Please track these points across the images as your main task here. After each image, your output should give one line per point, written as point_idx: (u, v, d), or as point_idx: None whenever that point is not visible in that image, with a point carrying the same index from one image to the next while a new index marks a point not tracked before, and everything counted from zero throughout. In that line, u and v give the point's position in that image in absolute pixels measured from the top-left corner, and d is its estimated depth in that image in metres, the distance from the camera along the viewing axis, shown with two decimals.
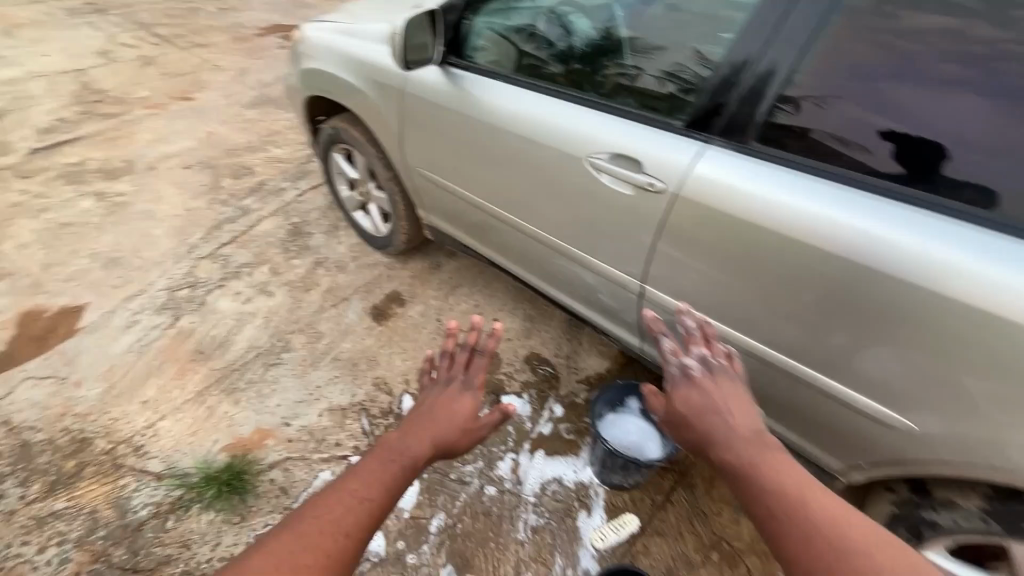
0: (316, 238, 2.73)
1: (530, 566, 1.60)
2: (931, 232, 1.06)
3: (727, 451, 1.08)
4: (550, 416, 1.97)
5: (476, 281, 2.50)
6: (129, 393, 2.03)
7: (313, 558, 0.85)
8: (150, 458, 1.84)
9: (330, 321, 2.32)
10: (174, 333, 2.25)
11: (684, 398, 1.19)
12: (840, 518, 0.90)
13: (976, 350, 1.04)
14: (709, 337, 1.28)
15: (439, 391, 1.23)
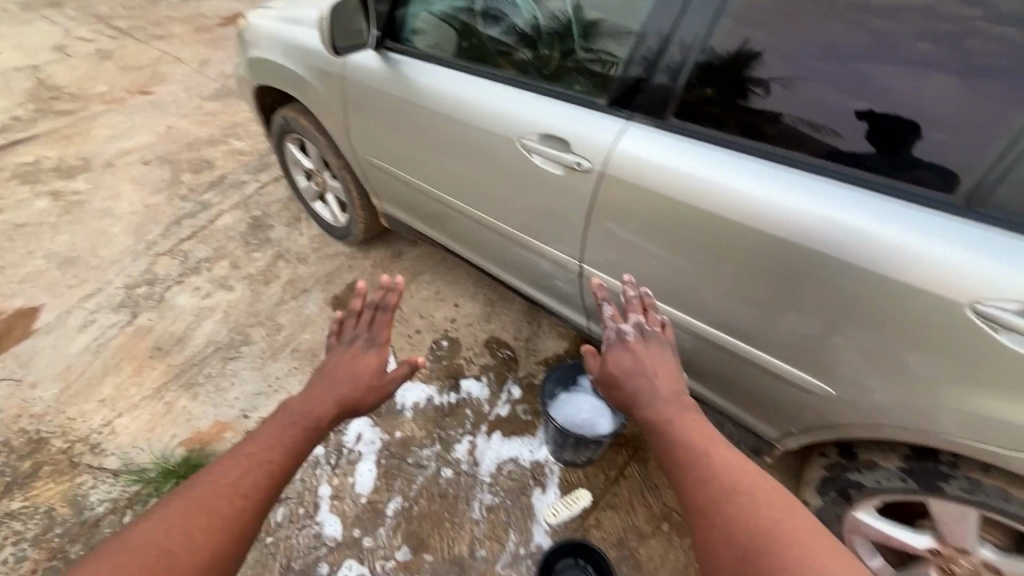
0: (277, 230, 2.72)
1: (485, 544, 1.63)
2: (853, 205, 1.08)
3: (649, 410, 1.11)
4: (508, 398, 1.99)
5: (437, 268, 2.49)
6: (86, 392, 2.02)
7: (208, 521, 0.88)
8: (107, 455, 1.84)
9: (291, 313, 2.32)
10: (132, 331, 2.24)
11: (616, 358, 1.20)
12: (734, 466, 0.95)
13: (897, 317, 1.08)
14: (647, 306, 1.29)
15: (342, 352, 1.28)
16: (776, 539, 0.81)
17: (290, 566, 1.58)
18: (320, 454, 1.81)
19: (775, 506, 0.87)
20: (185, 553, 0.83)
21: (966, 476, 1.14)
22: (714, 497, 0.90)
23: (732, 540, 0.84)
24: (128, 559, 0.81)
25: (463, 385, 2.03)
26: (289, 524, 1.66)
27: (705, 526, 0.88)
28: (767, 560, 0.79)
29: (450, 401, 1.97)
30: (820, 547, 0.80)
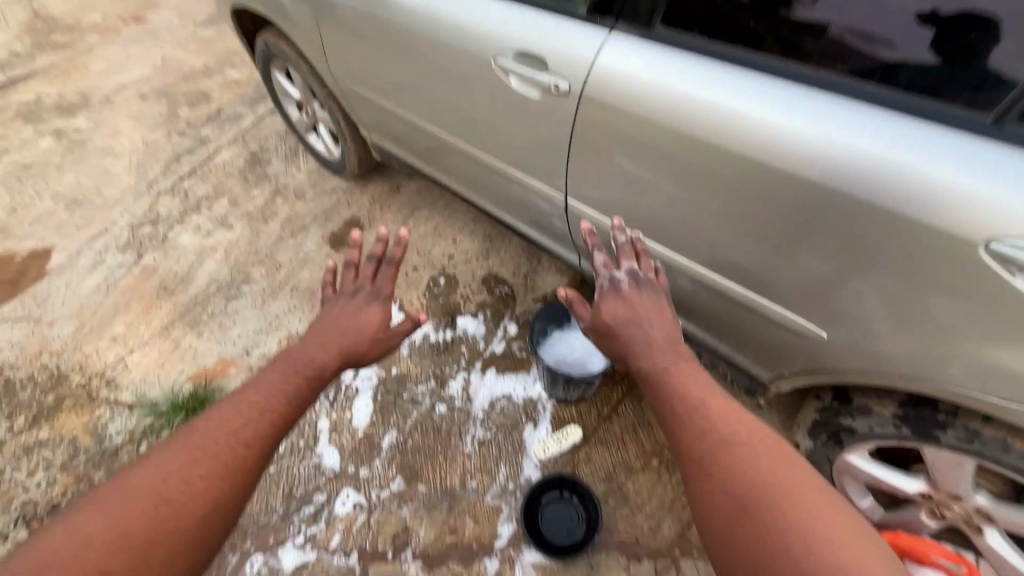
0: (275, 166, 2.65)
1: (476, 476, 1.67)
2: (872, 127, 0.94)
3: (642, 359, 1.00)
4: (504, 335, 1.97)
5: (436, 202, 2.40)
6: (99, 330, 2.11)
7: (207, 469, 0.86)
8: (121, 389, 1.95)
9: (289, 251, 2.31)
10: (139, 271, 2.28)
11: (608, 309, 1.08)
12: (733, 416, 0.85)
13: (912, 256, 0.96)
14: (639, 251, 1.15)
15: (344, 303, 1.24)
16: (777, 497, 0.73)
17: (291, 493, 1.67)
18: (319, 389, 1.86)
19: (780, 461, 0.78)
20: (183, 500, 0.82)
21: (965, 425, 1.08)
22: (710, 447, 0.81)
23: (732, 496, 0.76)
24: (127, 503, 0.80)
25: (459, 323, 2.01)
26: (291, 455, 1.73)
27: (704, 479, 0.79)
28: (768, 517, 0.72)
29: (446, 338, 1.97)
30: (826, 507, 0.72)
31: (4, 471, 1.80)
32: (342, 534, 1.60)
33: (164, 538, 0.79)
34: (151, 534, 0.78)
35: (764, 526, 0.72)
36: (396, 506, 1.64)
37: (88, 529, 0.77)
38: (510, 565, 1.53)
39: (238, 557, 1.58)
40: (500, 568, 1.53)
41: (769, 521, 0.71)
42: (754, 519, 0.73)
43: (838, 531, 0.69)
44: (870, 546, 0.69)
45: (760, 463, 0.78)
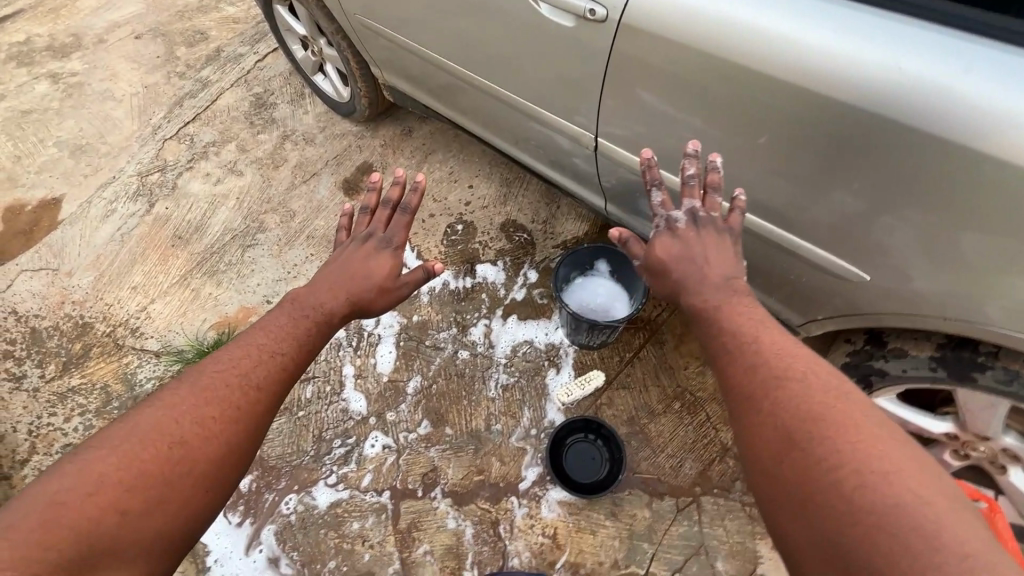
0: (282, 109, 2.55)
1: (500, 419, 1.71)
2: (940, 51, 0.88)
3: (694, 296, 1.00)
4: (524, 282, 1.95)
5: (451, 146, 2.33)
6: (119, 279, 2.11)
7: (220, 410, 0.88)
8: (146, 337, 1.97)
9: (302, 199, 2.26)
10: (152, 219, 2.25)
11: (661, 246, 1.09)
12: (788, 352, 0.84)
13: (973, 192, 0.91)
14: (709, 185, 1.11)
15: (355, 249, 1.23)
16: (829, 428, 0.71)
17: (321, 436, 1.72)
18: (342, 336, 1.87)
19: (835, 395, 0.75)
20: (196, 441, 0.83)
21: (1005, 367, 1.08)
22: (760, 380, 0.80)
23: (779, 426, 0.75)
24: (141, 442, 0.80)
25: (478, 271, 1.98)
26: (318, 400, 1.77)
27: (752, 411, 0.79)
28: (817, 446, 0.70)
29: (466, 285, 1.95)
30: (882, 440, 0.69)
31: (41, 416, 1.86)
32: (373, 473, 1.66)
33: (180, 477, 0.80)
34: (167, 474, 0.79)
35: (814, 458, 0.69)
36: (424, 448, 1.68)
37: (102, 469, 0.76)
38: (536, 502, 1.59)
39: (274, 497, 1.64)
40: (527, 505, 1.59)
41: (819, 451, 0.69)
42: (801, 448, 0.71)
43: (894, 461, 0.66)
44: (934, 482, 0.64)
45: (814, 396, 0.75)
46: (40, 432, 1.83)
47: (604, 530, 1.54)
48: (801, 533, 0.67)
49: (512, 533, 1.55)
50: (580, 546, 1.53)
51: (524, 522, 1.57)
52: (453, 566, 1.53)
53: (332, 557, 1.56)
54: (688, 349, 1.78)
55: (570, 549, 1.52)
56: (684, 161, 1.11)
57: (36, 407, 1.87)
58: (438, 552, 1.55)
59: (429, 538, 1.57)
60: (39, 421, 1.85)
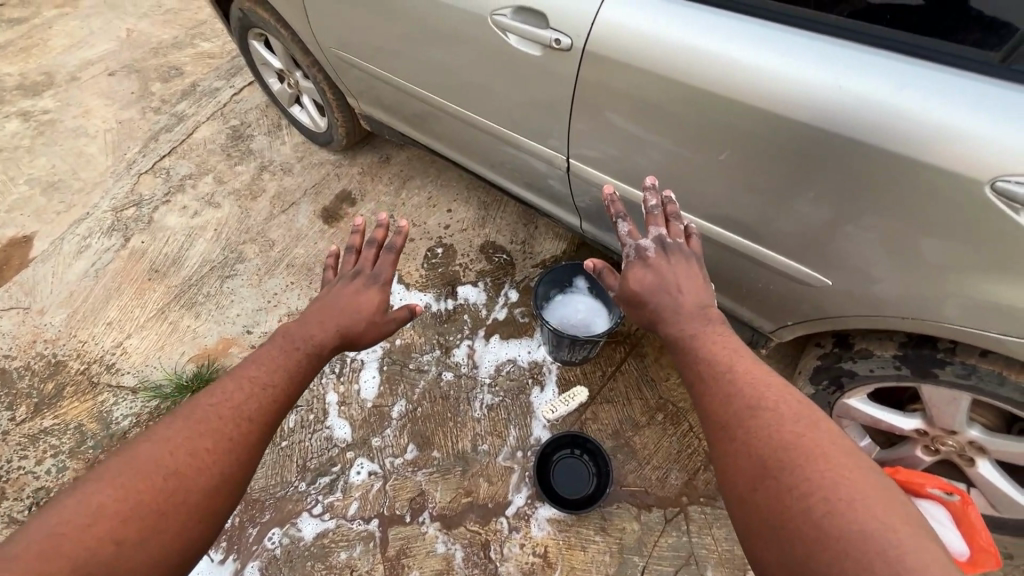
0: (261, 141, 2.58)
1: (486, 439, 1.71)
2: (881, 72, 0.95)
3: (670, 326, 1.02)
4: (505, 302, 1.98)
5: (428, 172, 2.37)
6: (94, 315, 2.07)
7: (215, 442, 0.87)
8: (123, 373, 1.93)
9: (281, 228, 2.26)
10: (130, 254, 2.23)
11: (635, 277, 1.09)
12: (763, 380, 0.86)
13: (923, 202, 0.98)
14: (669, 214, 1.15)
15: (344, 285, 1.24)
16: (800, 458, 0.73)
17: (306, 464, 1.69)
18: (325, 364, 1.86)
19: (808, 424, 0.78)
20: (191, 472, 0.83)
21: (963, 362, 1.14)
22: (735, 410, 0.83)
23: (751, 453, 0.77)
24: (137, 474, 0.80)
25: (459, 293, 2.01)
26: (301, 429, 1.75)
27: (726, 437, 0.81)
28: (788, 475, 0.72)
29: (447, 308, 1.97)
30: (851, 469, 0.71)
31: (11, 460, 1.79)
32: (360, 501, 1.63)
33: (174, 507, 0.79)
34: (161, 504, 0.78)
35: (787, 487, 0.71)
36: (411, 472, 1.67)
37: (99, 500, 0.76)
38: (526, 522, 1.58)
39: (258, 533, 1.60)
40: (517, 525, 1.58)
41: (792, 481, 0.71)
42: (774, 477, 0.73)
43: (861, 491, 0.68)
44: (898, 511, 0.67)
45: (786, 426, 0.78)
46: (10, 477, 1.77)
47: (595, 546, 1.54)
48: (774, 558, 0.70)
49: (503, 555, 1.54)
50: (571, 564, 1.52)
51: (514, 544, 1.56)
52: None
53: None
54: (668, 360, 1.81)
55: (562, 569, 1.52)
56: (644, 194, 1.16)
57: (6, 451, 1.81)
58: None
59: (418, 564, 1.54)
60: (9, 465, 1.78)
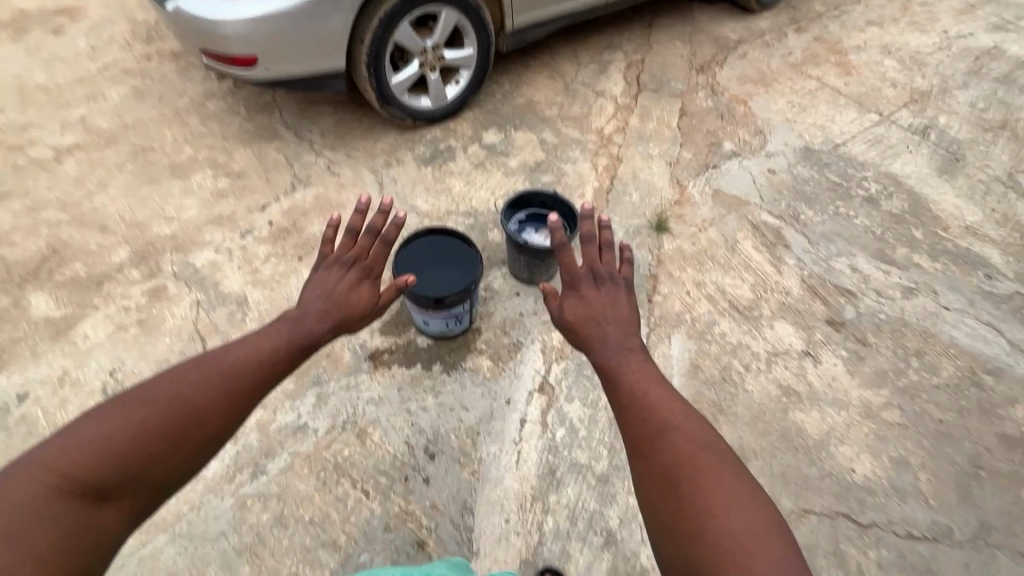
0: (263, 94, 2.48)
1: (467, 412, 1.66)
2: None
3: (601, 358, 1.11)
4: (497, 279, 1.95)
5: (433, 147, 2.36)
6: (71, 253, 1.99)
7: (223, 395, 0.98)
8: (94, 314, 1.85)
9: (275, 183, 2.20)
10: (116, 197, 2.14)
11: (570, 309, 1.20)
12: (687, 424, 0.96)
13: None
14: (603, 244, 1.24)
15: (336, 272, 1.28)
16: (721, 504, 0.84)
17: (275, 424, 1.61)
18: None
19: (724, 472, 0.89)
20: (202, 417, 0.94)
21: None
22: (674, 450, 0.92)
23: (675, 503, 0.86)
24: (158, 411, 0.90)
25: None
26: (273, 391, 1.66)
27: (654, 482, 0.90)
28: (710, 519, 0.82)
29: None
30: (756, 521, 0.82)
31: None
32: (330, 463, 1.56)
33: (185, 445, 0.90)
34: (173, 441, 0.89)
35: (708, 528, 0.82)
36: (384, 438, 1.60)
37: (123, 428, 0.86)
38: (502, 501, 1.52)
39: (233, 488, 1.51)
40: (492, 503, 1.52)
41: (713, 524, 0.82)
42: (698, 517, 0.83)
43: (764, 547, 0.79)
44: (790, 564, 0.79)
45: (713, 471, 0.88)
46: None
47: (585, 530, 1.49)
48: None
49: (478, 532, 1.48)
50: (561, 546, 1.47)
51: (505, 518, 1.50)
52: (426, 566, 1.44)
53: (289, 559, 1.43)
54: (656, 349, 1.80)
55: (550, 550, 1.46)
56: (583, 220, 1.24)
57: None
58: (413, 550, 1.45)
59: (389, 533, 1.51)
60: None
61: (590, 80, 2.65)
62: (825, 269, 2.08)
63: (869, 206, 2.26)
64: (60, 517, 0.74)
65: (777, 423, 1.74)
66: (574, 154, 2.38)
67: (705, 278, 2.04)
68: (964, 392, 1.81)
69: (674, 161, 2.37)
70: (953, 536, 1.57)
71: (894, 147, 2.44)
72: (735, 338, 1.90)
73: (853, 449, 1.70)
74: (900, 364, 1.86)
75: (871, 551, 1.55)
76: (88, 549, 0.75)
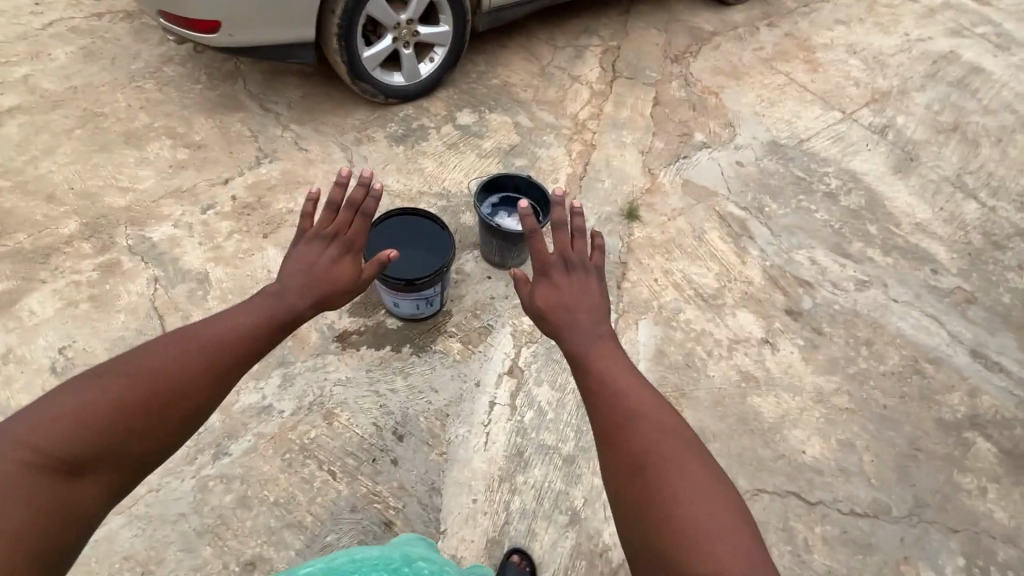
0: (226, 62, 2.37)
1: (437, 393, 1.66)
2: None
3: (572, 344, 1.12)
4: (468, 262, 1.94)
5: (405, 125, 2.31)
6: (14, 222, 1.87)
7: (204, 369, 0.94)
8: (40, 288, 1.75)
9: (238, 155, 2.11)
10: (64, 165, 2.01)
11: (541, 295, 1.20)
12: (658, 413, 0.97)
13: None
14: (576, 231, 1.25)
15: (314, 248, 1.24)
16: (689, 494, 0.84)
17: (240, 406, 1.57)
18: None
19: (691, 462, 0.89)
20: (180, 392, 0.90)
21: None
22: (645, 440, 0.92)
23: (641, 491, 0.87)
24: (137, 384, 0.87)
25: None
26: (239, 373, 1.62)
27: (623, 470, 0.90)
28: (676, 510, 0.83)
29: None
30: (724, 513, 0.83)
31: None
32: (297, 445, 1.54)
33: (167, 419, 0.88)
34: (152, 416, 0.86)
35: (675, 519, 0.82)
36: (352, 419, 1.59)
37: (99, 400, 0.83)
38: (470, 482, 1.54)
39: (194, 470, 1.48)
40: (460, 484, 1.53)
41: (678, 515, 0.82)
42: (665, 507, 0.84)
43: (730, 540, 0.80)
44: (754, 557, 0.79)
45: (682, 461, 0.89)
46: None
47: (551, 509, 1.53)
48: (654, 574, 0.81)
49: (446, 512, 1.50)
50: (527, 525, 1.50)
51: (472, 499, 1.52)
52: None
53: (252, 540, 1.41)
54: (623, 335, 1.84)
55: (516, 529, 1.49)
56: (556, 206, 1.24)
57: None
58: (380, 530, 1.46)
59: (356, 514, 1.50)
60: None
61: (566, 65, 2.64)
62: (786, 260, 2.16)
63: (829, 200, 2.35)
64: (34, 494, 0.72)
65: (736, 407, 1.81)
66: (549, 139, 2.38)
67: (672, 266, 2.09)
68: (907, 379, 1.93)
69: (647, 150, 2.39)
70: (891, 512, 1.69)
71: (854, 144, 2.54)
72: (699, 325, 1.96)
73: (804, 432, 1.79)
74: (850, 352, 1.96)
75: (817, 527, 1.64)
76: (59, 528, 0.73)
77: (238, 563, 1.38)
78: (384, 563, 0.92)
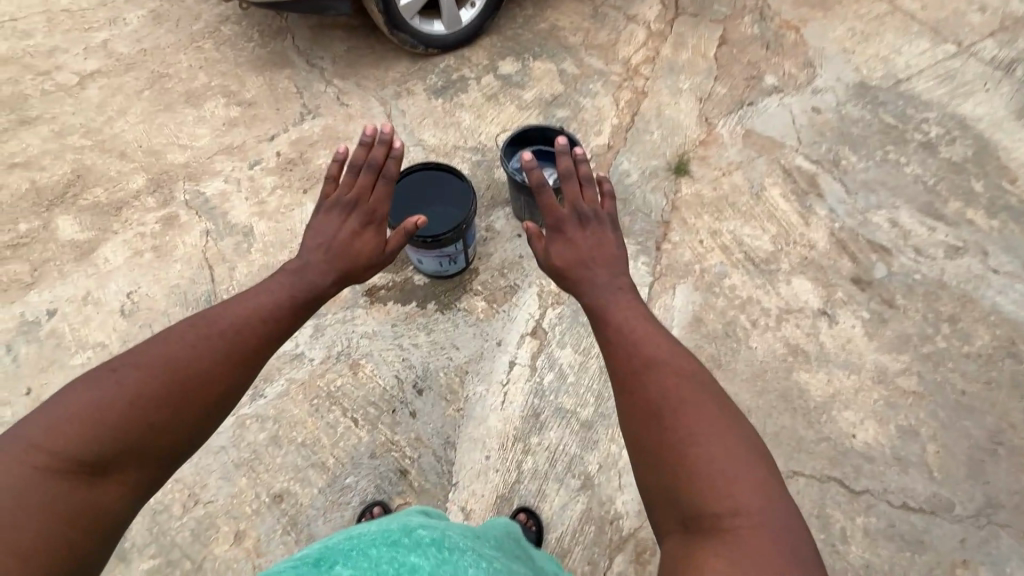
0: (275, 18, 2.40)
1: (457, 351, 1.67)
2: None
3: (589, 297, 1.08)
4: (499, 219, 1.90)
5: (444, 77, 2.24)
6: (94, 177, 2.07)
7: (223, 359, 1.01)
8: (113, 237, 1.94)
9: (283, 112, 2.17)
10: (134, 124, 2.18)
11: (558, 254, 1.16)
12: (674, 356, 0.94)
13: None
14: (582, 178, 1.20)
15: (336, 221, 1.27)
16: (704, 434, 0.82)
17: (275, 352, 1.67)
18: None
19: (709, 405, 0.86)
20: (199, 382, 0.97)
21: None
22: (659, 391, 0.89)
23: (659, 438, 0.84)
24: (152, 380, 0.93)
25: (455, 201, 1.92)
26: None
27: (640, 418, 0.88)
28: (693, 453, 0.80)
29: None
30: (739, 450, 0.81)
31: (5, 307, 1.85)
32: (324, 393, 1.62)
33: (186, 410, 0.95)
34: (171, 409, 0.93)
35: (693, 461, 0.80)
36: (376, 369, 1.65)
37: (112, 399, 0.89)
38: (484, 441, 1.55)
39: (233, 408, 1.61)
40: (474, 443, 1.55)
41: (695, 457, 0.80)
42: (681, 450, 0.81)
43: (746, 477, 0.78)
44: (774, 494, 0.77)
45: (698, 401, 0.86)
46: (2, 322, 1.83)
47: (564, 473, 1.51)
48: (676, 520, 0.79)
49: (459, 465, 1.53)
50: (536, 486, 1.50)
51: (485, 455, 1.54)
52: (407, 492, 1.52)
53: (281, 475, 1.53)
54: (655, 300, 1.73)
55: (526, 489, 1.50)
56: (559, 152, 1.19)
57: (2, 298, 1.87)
58: (395, 476, 1.53)
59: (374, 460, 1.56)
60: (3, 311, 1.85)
61: (622, 2, 2.40)
62: (859, 222, 1.89)
63: (924, 152, 2.01)
64: (55, 502, 0.79)
65: (778, 382, 1.66)
66: (595, 87, 2.21)
67: (722, 226, 1.90)
68: (998, 363, 1.66)
69: (705, 97, 2.16)
70: (953, 511, 1.50)
71: (968, 84, 2.12)
72: (745, 292, 1.79)
73: (857, 415, 1.61)
74: (928, 330, 1.71)
75: (858, 518, 1.50)
76: (88, 533, 0.81)
77: (269, 494, 1.51)
78: (384, 536, 0.79)
